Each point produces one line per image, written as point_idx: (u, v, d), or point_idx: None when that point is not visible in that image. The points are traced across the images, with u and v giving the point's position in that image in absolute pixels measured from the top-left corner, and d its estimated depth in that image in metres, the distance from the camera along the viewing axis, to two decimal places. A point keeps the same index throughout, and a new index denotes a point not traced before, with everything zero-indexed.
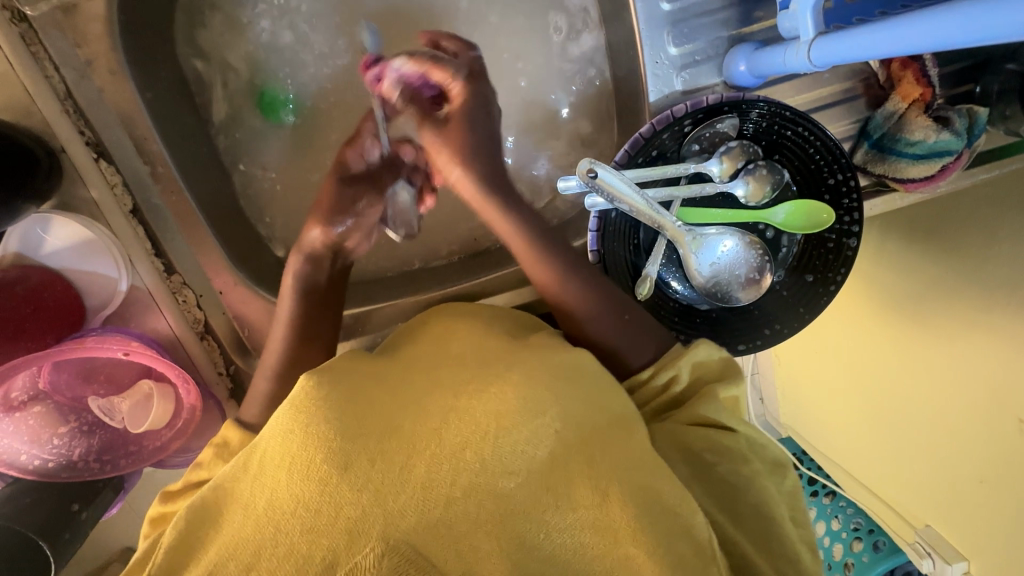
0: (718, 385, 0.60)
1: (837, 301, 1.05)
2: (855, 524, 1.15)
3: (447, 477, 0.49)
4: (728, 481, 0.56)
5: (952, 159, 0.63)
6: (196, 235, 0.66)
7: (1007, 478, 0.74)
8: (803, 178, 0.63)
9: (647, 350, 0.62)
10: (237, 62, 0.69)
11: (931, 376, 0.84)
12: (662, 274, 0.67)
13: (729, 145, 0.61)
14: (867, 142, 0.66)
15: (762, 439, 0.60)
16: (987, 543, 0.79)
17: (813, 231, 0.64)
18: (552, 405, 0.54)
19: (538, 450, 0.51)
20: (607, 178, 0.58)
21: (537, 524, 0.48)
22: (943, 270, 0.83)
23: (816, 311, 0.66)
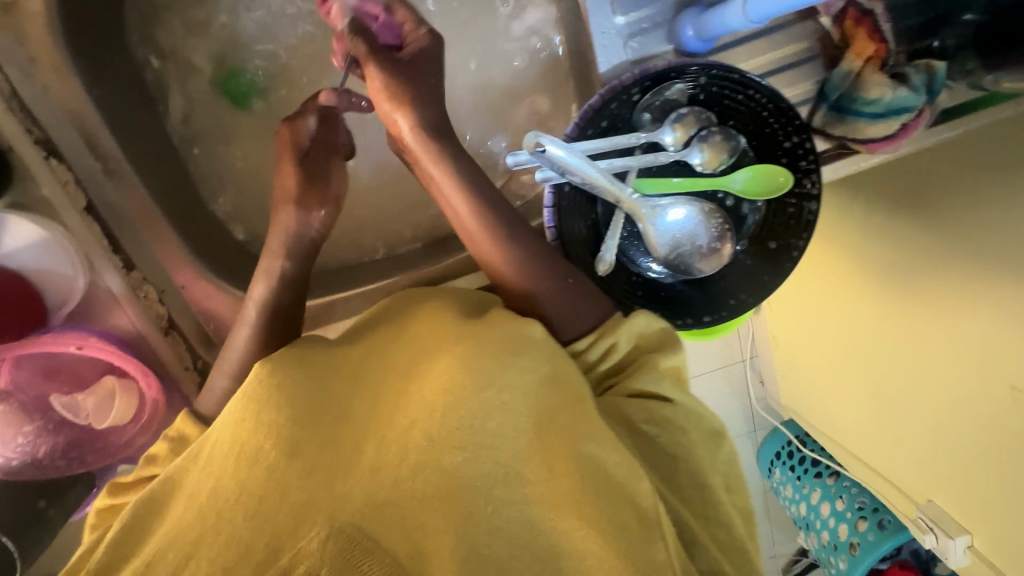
0: (659, 355, 0.59)
1: (831, 274, 1.03)
2: (861, 503, 1.16)
3: (396, 457, 0.49)
4: (666, 451, 0.57)
5: (911, 116, 0.62)
6: (154, 229, 0.66)
7: (1004, 448, 0.73)
8: (760, 142, 0.62)
9: (586, 317, 0.60)
10: (193, 56, 0.72)
11: (927, 347, 0.83)
12: (624, 249, 0.66)
13: (680, 112, 0.61)
14: (826, 104, 0.64)
15: (701, 409, 0.59)
16: (988, 514, 0.77)
17: (773, 196, 0.63)
18: (500, 377, 0.52)
19: (488, 423, 0.51)
20: (555, 150, 0.57)
21: (485, 499, 0.48)
22: (936, 242, 0.82)
23: (781, 278, 0.64)
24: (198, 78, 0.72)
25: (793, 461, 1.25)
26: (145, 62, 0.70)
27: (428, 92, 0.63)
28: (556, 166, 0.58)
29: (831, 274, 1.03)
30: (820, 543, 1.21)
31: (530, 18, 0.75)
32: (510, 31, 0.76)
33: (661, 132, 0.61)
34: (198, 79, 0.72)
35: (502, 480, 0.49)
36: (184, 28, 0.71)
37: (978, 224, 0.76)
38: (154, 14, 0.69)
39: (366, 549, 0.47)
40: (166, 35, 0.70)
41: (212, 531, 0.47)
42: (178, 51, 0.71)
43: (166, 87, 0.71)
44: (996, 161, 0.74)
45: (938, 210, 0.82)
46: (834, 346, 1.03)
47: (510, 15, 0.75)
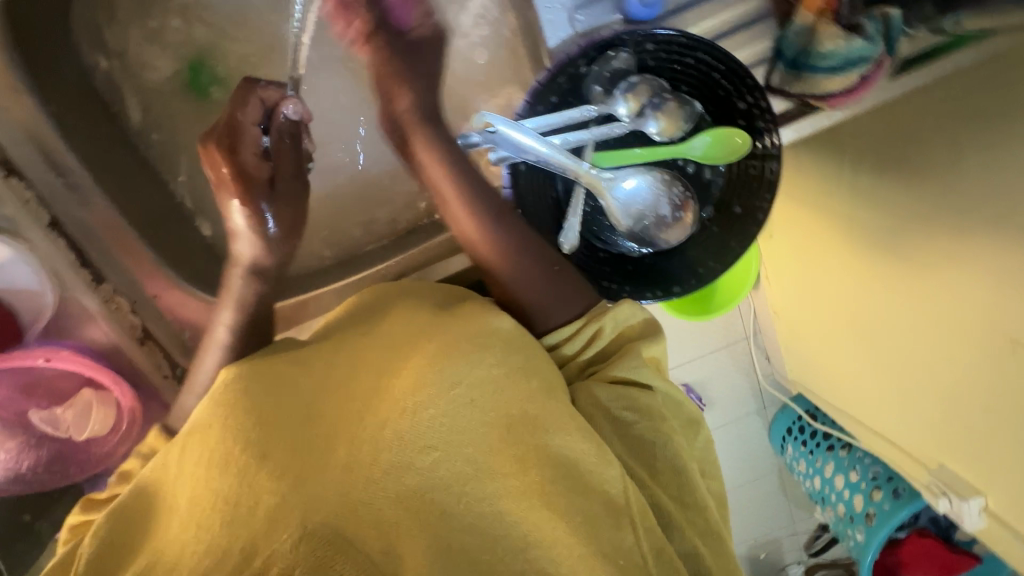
0: (640, 344, 0.61)
1: (820, 247, 1.01)
2: (874, 473, 1.14)
3: (368, 457, 0.48)
4: (643, 439, 0.56)
5: (870, 66, 0.60)
6: (123, 242, 0.67)
7: (1013, 401, 0.71)
8: (715, 106, 0.62)
9: (572, 304, 0.61)
10: (145, 62, 0.72)
11: (923, 307, 0.81)
12: (589, 225, 0.66)
13: (631, 81, 0.59)
14: (782, 63, 0.63)
15: (679, 397, 0.61)
16: (1006, 475, 0.76)
17: (733, 159, 0.62)
18: (467, 373, 0.52)
19: (458, 418, 0.50)
20: (504, 131, 0.57)
21: (457, 496, 0.48)
22: (925, 200, 0.80)
23: (749, 242, 0.63)
24: (154, 83, 0.72)
25: (805, 436, 1.24)
26: (99, 69, 0.70)
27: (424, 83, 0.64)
28: (507, 146, 0.58)
29: (820, 241, 1.01)
30: (836, 516, 1.21)
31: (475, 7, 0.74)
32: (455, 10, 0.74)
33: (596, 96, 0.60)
34: (153, 84, 0.73)
35: (477, 478, 0.49)
36: (134, 32, 0.71)
37: (966, 177, 0.74)
38: (105, 19, 0.70)
39: (345, 553, 0.45)
40: (118, 39, 0.70)
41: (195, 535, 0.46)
42: (132, 56, 0.71)
43: (123, 93, 0.72)
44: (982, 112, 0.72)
45: (919, 163, 0.81)
46: (832, 317, 1.01)
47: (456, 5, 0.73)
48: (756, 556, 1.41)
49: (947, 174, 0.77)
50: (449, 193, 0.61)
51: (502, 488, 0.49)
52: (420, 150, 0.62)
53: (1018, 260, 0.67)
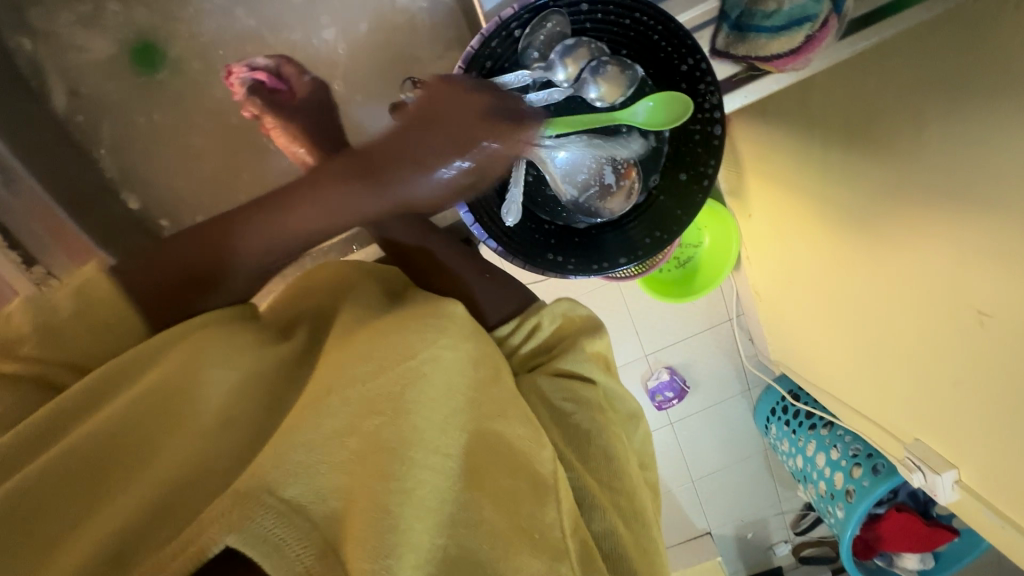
0: (582, 338, 0.59)
1: (798, 225, 0.99)
2: (855, 450, 1.11)
3: (313, 417, 0.42)
4: (582, 430, 0.54)
5: (815, 28, 0.58)
6: (52, 221, 0.65)
7: (985, 375, 0.70)
8: (657, 70, 0.60)
9: (508, 303, 0.61)
10: (75, 41, 0.72)
11: (897, 285, 0.80)
12: (534, 197, 0.64)
13: (568, 45, 0.58)
14: (727, 24, 0.61)
15: (621, 390, 0.60)
16: (982, 441, 0.74)
17: (677, 125, 0.60)
18: (423, 347, 0.48)
19: (410, 389, 0.46)
20: None
21: (400, 459, 0.42)
22: (887, 172, 0.78)
23: (695, 210, 0.62)
24: (87, 62, 0.73)
25: (788, 416, 1.25)
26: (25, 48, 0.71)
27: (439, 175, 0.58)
28: None
29: (794, 219, 0.99)
30: (819, 494, 1.20)
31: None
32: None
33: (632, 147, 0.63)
34: (88, 64, 0.73)
35: (421, 444, 0.44)
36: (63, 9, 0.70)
37: (929, 140, 0.71)
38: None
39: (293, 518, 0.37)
40: (45, 16, 0.70)
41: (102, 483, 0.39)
42: (64, 34, 0.71)
43: (53, 74, 0.72)
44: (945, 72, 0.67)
45: (880, 137, 0.78)
46: (812, 296, 1.00)
47: None
48: (744, 536, 1.48)
49: (911, 142, 0.73)
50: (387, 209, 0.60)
51: (432, 465, 0.43)
52: None
53: (982, 224, 0.65)
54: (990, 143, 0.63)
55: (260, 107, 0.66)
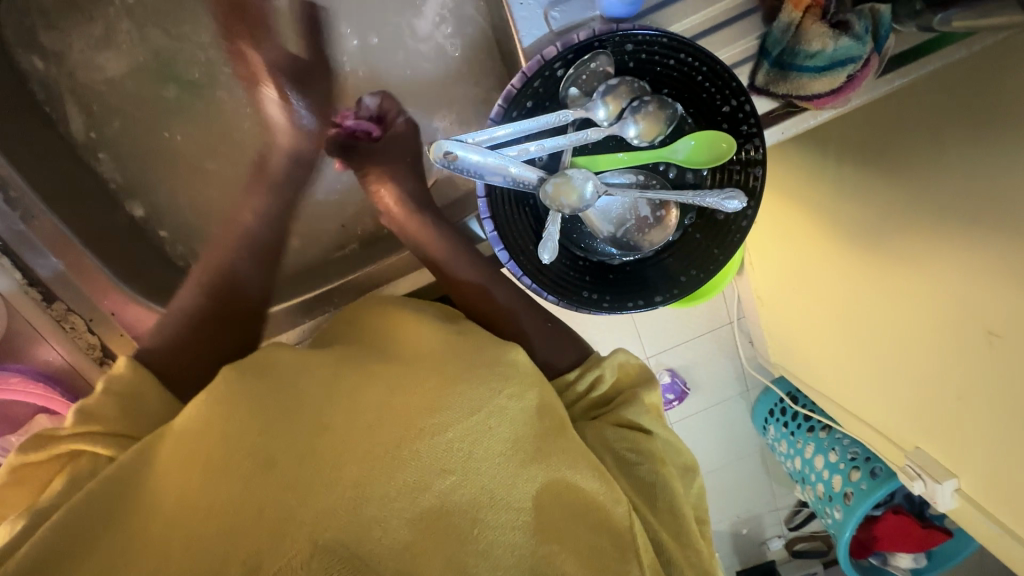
0: (641, 389, 0.61)
1: (806, 235, 0.98)
2: (853, 454, 1.12)
3: (384, 472, 0.45)
4: (647, 481, 0.56)
5: (857, 67, 0.58)
6: (73, 259, 0.63)
7: (986, 391, 0.71)
8: (698, 108, 0.59)
9: (570, 352, 0.63)
10: (83, 64, 0.70)
11: (905, 296, 0.79)
12: (568, 233, 0.63)
13: (610, 84, 0.57)
14: (767, 61, 0.60)
15: (678, 443, 0.60)
16: (976, 453, 0.75)
17: (717, 163, 0.60)
18: (490, 400, 0.51)
19: (477, 449, 0.48)
20: (461, 154, 0.54)
21: (475, 517, 0.46)
22: (904, 194, 0.79)
23: (731, 250, 0.62)
24: (105, 84, 0.71)
25: (787, 417, 1.23)
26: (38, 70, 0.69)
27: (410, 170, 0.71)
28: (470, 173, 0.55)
29: (802, 229, 0.99)
30: (816, 495, 1.20)
31: (432, 11, 0.73)
32: (430, 19, 0.74)
33: (732, 209, 0.59)
34: (108, 88, 0.71)
35: (498, 498, 0.47)
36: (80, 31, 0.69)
37: (949, 170, 0.73)
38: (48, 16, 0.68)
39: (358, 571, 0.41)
40: (66, 42, 0.69)
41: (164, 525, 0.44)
42: (82, 56, 0.69)
43: (64, 97, 0.70)
44: (982, 103, 0.69)
45: (899, 153, 0.80)
46: (812, 303, 1.00)
47: (412, 14, 0.73)
48: (738, 531, 1.47)
49: (928, 168, 0.76)
50: (441, 252, 0.66)
51: (505, 522, 0.47)
52: (425, 239, 0.66)
53: (998, 254, 0.66)
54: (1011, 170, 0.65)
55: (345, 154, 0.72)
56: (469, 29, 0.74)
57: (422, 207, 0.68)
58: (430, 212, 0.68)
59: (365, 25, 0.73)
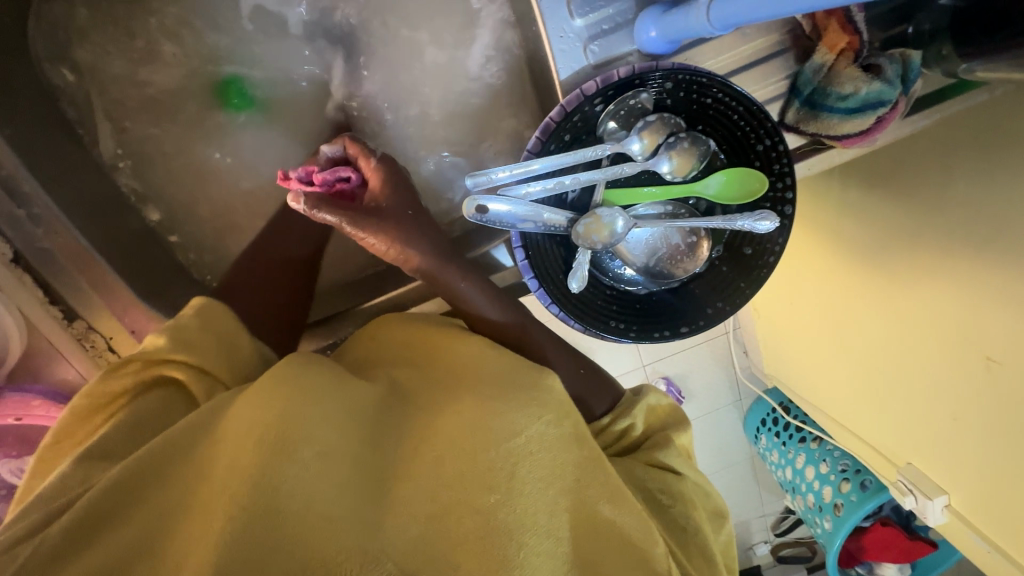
0: (671, 431, 0.65)
1: (812, 260, 1.00)
2: (843, 465, 1.13)
3: (425, 494, 0.48)
4: (678, 522, 0.58)
5: (886, 110, 0.59)
6: (96, 275, 0.63)
7: (984, 416, 0.72)
8: (731, 146, 0.60)
9: (607, 395, 0.65)
10: (111, 77, 0.70)
11: (909, 319, 0.80)
12: (597, 263, 0.64)
13: (648, 119, 0.58)
14: (798, 99, 0.61)
15: (706, 487, 0.63)
16: (977, 474, 0.75)
17: (748, 200, 0.60)
18: (528, 425, 0.52)
19: (520, 467, 0.50)
20: (490, 204, 0.56)
21: (517, 546, 0.46)
22: (909, 220, 0.79)
23: (758, 284, 0.62)
24: (139, 99, 0.71)
25: (778, 427, 1.23)
26: (74, 85, 0.69)
27: (415, 223, 0.63)
28: (502, 224, 0.58)
29: (809, 254, 1.01)
30: (806, 505, 1.20)
31: (471, 48, 0.73)
32: (465, 50, 0.73)
33: (763, 230, 0.58)
34: (139, 103, 0.71)
35: (535, 530, 0.48)
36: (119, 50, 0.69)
37: (954, 199, 0.73)
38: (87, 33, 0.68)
39: None
40: (103, 60, 0.69)
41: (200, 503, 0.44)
42: (120, 74, 0.70)
43: (88, 106, 0.70)
44: (983, 138, 0.69)
45: (903, 187, 0.81)
46: (816, 323, 1.01)
47: (450, 54, 0.74)
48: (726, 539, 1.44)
49: (937, 193, 0.75)
50: (459, 292, 0.63)
51: (544, 551, 0.48)
52: (448, 284, 0.63)
53: (1000, 280, 0.67)
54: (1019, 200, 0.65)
55: (334, 219, 0.60)
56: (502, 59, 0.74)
57: (441, 254, 0.63)
58: (448, 260, 0.63)
59: (394, 59, 0.74)
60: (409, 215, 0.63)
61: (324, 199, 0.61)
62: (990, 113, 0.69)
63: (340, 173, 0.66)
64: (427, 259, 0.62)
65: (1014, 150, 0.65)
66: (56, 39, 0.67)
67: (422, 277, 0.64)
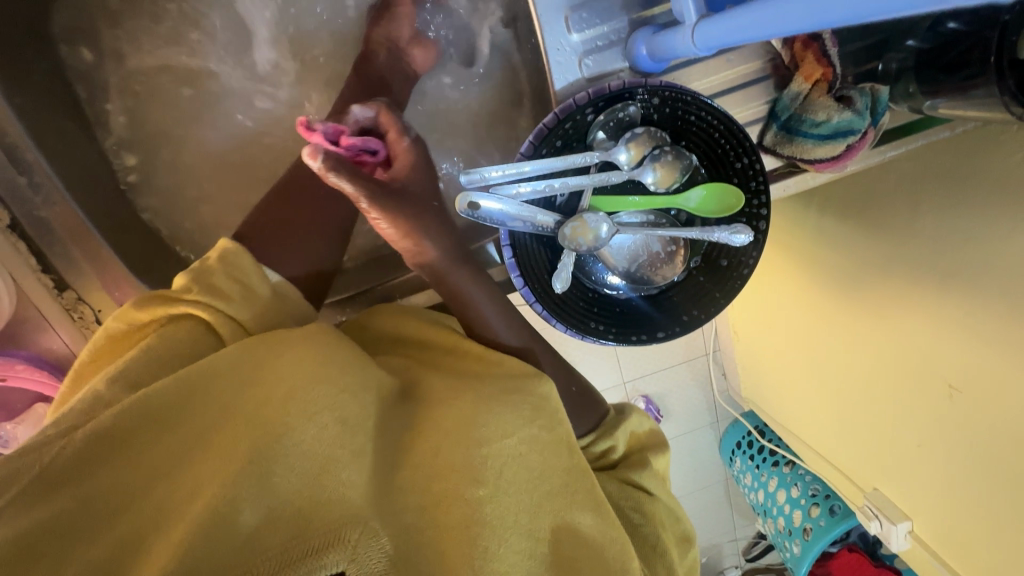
0: (650, 453, 0.67)
1: (790, 285, 1.04)
2: (813, 490, 1.16)
3: (416, 485, 0.50)
4: (647, 542, 0.61)
5: (856, 138, 0.63)
6: (89, 248, 0.63)
7: (945, 439, 0.75)
8: (711, 161, 0.64)
9: (590, 416, 0.66)
10: (122, 53, 0.72)
11: (880, 342, 0.83)
12: (580, 267, 0.67)
13: (635, 132, 0.61)
14: (776, 124, 0.66)
15: (677, 513, 0.66)
16: (936, 496, 0.79)
17: (725, 214, 0.64)
18: (522, 428, 0.54)
19: (508, 469, 0.52)
20: (482, 203, 0.59)
21: (498, 539, 0.48)
22: (882, 251, 0.83)
23: (731, 294, 0.65)
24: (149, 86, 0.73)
25: (753, 450, 1.25)
26: (91, 68, 0.71)
27: (436, 215, 0.64)
28: (489, 220, 0.61)
29: (784, 277, 1.05)
30: (776, 528, 1.23)
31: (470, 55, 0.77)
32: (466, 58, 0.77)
33: (738, 243, 0.62)
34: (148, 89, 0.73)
35: (513, 526, 0.50)
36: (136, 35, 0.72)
37: (921, 234, 0.77)
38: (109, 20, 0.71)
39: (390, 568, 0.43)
40: (117, 38, 0.72)
41: (188, 471, 0.45)
42: (127, 53, 0.72)
43: (93, 84, 0.71)
44: (949, 176, 0.74)
45: (874, 216, 0.85)
46: (790, 345, 1.05)
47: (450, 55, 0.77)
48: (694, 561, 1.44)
49: (905, 226, 0.79)
50: (465, 293, 0.63)
51: (523, 550, 0.50)
52: (458, 282, 0.63)
53: (959, 308, 0.71)
54: (984, 237, 0.69)
55: (352, 187, 0.57)
56: (496, 71, 0.78)
57: (455, 251, 0.64)
58: (462, 259, 0.64)
59: None
60: (432, 205, 0.64)
61: (347, 164, 0.56)
62: (956, 151, 0.73)
63: (366, 141, 0.63)
64: (444, 255, 0.63)
65: (975, 191, 0.70)
66: (65, 19, 0.69)
67: (430, 274, 0.64)
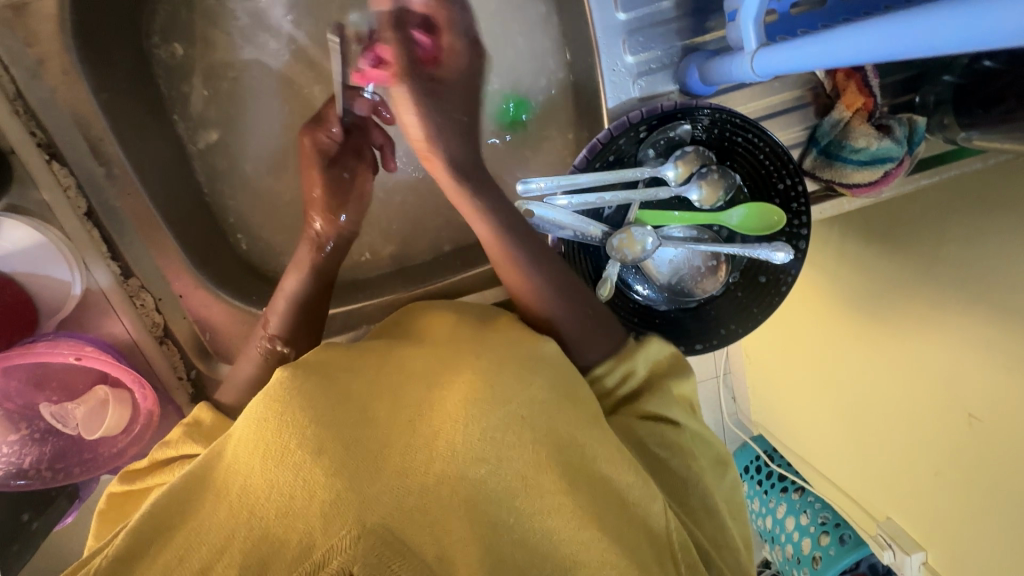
0: (669, 380, 0.64)
1: (812, 307, 1.05)
2: (822, 518, 1.15)
3: (422, 463, 0.46)
4: (678, 473, 0.60)
5: (894, 165, 0.65)
6: (154, 236, 0.68)
7: (963, 470, 0.77)
8: (754, 182, 0.66)
9: (609, 343, 0.63)
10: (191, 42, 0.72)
11: (900, 368, 0.85)
12: (625, 277, 0.69)
13: (684, 149, 0.65)
14: (815, 148, 0.69)
15: (706, 435, 0.65)
16: (945, 526, 0.81)
17: (766, 232, 0.66)
18: (519, 394, 0.52)
19: (513, 435, 0.49)
20: (540, 213, 0.63)
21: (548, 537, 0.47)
22: (904, 275, 0.85)
23: (768, 310, 0.68)
24: (215, 77, 0.73)
25: (761, 476, 1.29)
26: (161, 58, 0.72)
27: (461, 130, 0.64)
28: (542, 225, 0.64)
29: (804, 300, 1.07)
30: (785, 556, 1.22)
31: (525, 67, 0.79)
32: (522, 70, 0.79)
33: (778, 260, 0.64)
34: (207, 80, 0.73)
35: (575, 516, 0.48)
36: (199, 35, 0.72)
37: (946, 258, 0.79)
38: (174, 14, 0.71)
39: (401, 555, 0.43)
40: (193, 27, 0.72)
41: (239, 472, 0.46)
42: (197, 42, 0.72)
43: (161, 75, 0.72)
44: (973, 199, 0.76)
45: (900, 238, 0.87)
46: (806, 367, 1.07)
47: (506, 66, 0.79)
48: None
49: (930, 251, 0.81)
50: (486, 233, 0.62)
51: (541, 507, 0.48)
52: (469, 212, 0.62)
53: (983, 333, 0.73)
54: (1007, 257, 0.70)
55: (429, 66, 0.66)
56: (549, 83, 0.80)
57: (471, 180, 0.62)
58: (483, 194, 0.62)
59: None
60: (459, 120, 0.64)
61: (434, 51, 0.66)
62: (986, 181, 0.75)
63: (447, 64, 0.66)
64: (454, 176, 0.62)
65: (1005, 217, 0.71)
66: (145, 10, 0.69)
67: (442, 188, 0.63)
